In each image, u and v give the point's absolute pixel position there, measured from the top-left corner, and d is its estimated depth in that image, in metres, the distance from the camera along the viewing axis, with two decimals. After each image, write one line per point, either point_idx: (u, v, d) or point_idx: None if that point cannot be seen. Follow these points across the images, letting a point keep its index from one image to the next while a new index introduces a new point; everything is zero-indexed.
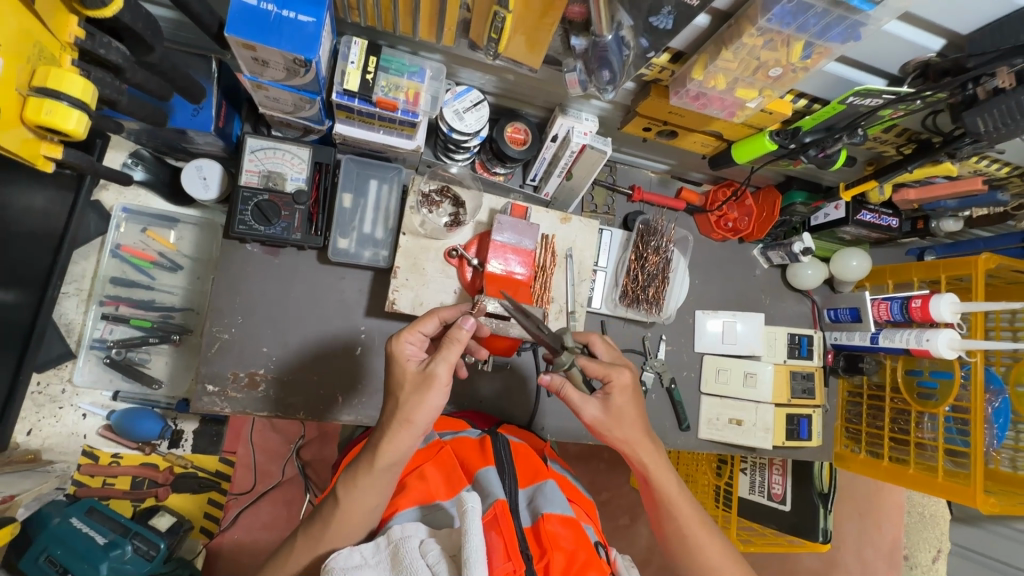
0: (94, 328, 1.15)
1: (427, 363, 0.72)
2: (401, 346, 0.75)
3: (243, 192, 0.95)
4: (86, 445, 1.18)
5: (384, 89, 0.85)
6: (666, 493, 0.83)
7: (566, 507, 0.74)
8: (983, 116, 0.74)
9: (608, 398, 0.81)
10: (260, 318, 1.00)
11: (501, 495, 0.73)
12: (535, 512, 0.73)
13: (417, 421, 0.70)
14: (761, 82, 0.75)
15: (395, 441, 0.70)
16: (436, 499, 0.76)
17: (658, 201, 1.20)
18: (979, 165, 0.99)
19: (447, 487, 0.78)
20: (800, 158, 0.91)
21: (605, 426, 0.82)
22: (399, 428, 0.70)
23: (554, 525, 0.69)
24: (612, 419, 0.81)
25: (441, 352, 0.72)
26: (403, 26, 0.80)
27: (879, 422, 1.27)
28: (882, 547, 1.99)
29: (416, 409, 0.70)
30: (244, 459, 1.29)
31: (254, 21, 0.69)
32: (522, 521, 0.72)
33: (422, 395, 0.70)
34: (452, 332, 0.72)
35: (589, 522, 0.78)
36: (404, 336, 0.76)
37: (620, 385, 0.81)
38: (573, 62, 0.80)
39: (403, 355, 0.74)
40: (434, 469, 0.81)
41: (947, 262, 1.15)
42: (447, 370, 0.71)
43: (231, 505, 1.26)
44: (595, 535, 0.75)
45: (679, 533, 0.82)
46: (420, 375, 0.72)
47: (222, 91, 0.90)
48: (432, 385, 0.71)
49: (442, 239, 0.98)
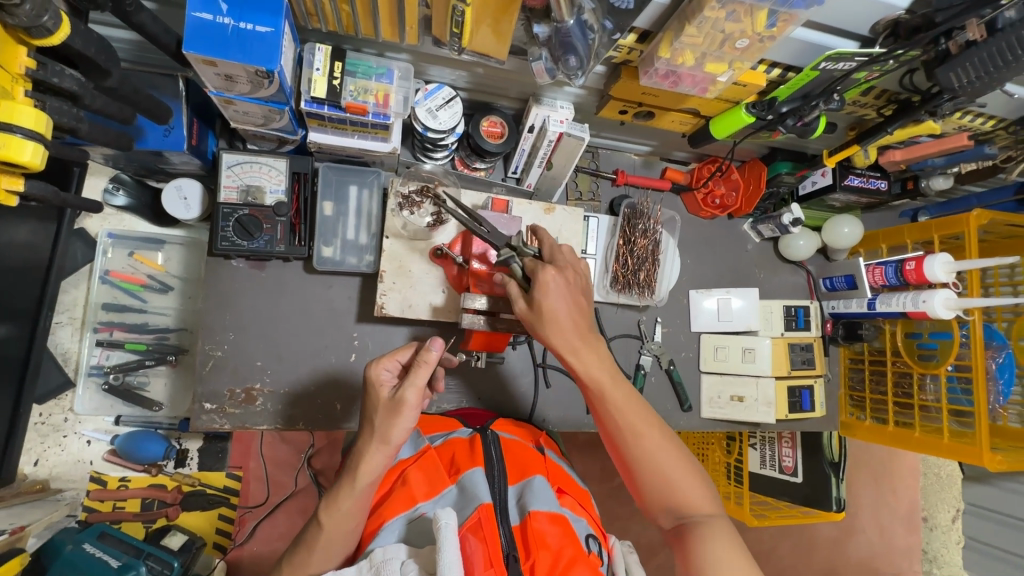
0: (89, 356, 1.15)
1: (398, 388, 0.72)
2: (378, 372, 0.75)
3: (223, 209, 0.95)
4: (93, 471, 1.19)
5: (353, 93, 0.84)
6: (625, 421, 0.81)
7: (554, 503, 0.74)
8: (957, 71, 0.73)
9: (534, 295, 0.78)
10: (252, 333, 1.00)
11: (486, 498, 0.73)
12: (523, 510, 0.73)
13: (393, 443, 0.72)
14: (730, 55, 0.74)
15: (372, 461, 0.71)
16: (417, 503, 0.76)
17: (643, 183, 1.20)
18: (963, 120, 0.97)
19: (427, 487, 0.77)
20: (780, 129, 0.89)
21: (534, 324, 0.79)
22: (377, 449, 0.71)
23: (541, 523, 0.69)
24: (538, 316, 0.78)
25: (409, 377, 0.71)
26: (365, 29, 0.80)
27: (881, 388, 1.27)
28: (899, 512, 2.00)
29: (390, 431, 0.72)
30: (256, 471, 1.30)
31: (211, 37, 0.68)
32: (510, 519, 0.72)
33: (395, 419, 0.71)
34: (421, 355, 0.72)
35: (582, 514, 0.78)
36: (382, 362, 0.76)
37: (546, 283, 0.78)
38: (538, 50, 0.79)
39: (378, 383, 0.75)
40: (418, 472, 0.80)
41: (940, 223, 1.13)
42: (416, 395, 0.71)
43: (246, 518, 1.28)
44: (586, 527, 0.76)
45: (639, 461, 0.80)
46: (392, 401, 0.72)
47: (193, 109, 0.89)
48: (403, 410, 0.71)
49: (427, 240, 0.98)
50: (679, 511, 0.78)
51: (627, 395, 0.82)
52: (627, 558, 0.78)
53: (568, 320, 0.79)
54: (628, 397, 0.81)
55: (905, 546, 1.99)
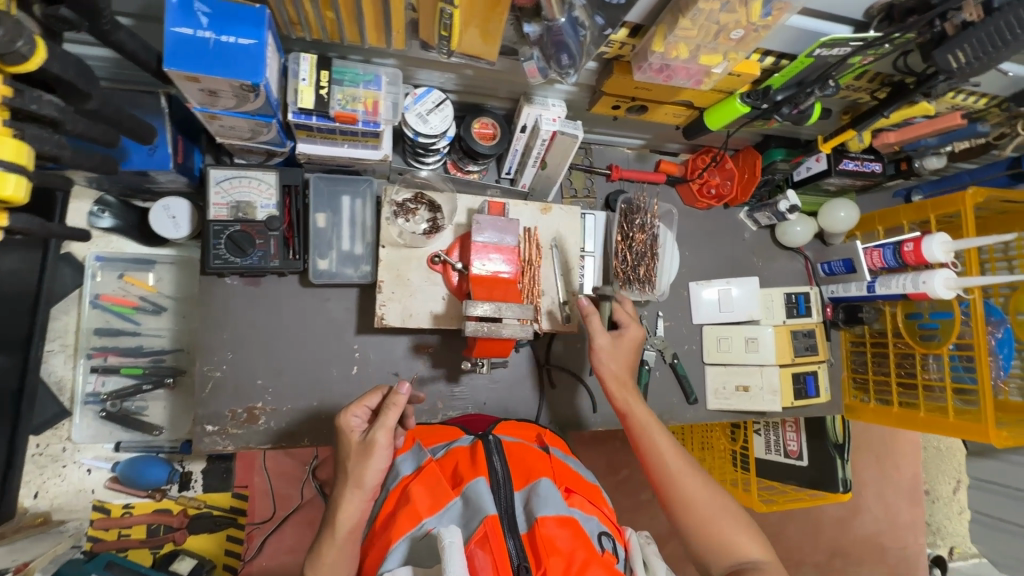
0: (85, 383, 1.13)
1: (368, 432, 0.79)
2: (347, 420, 0.81)
3: (213, 226, 0.93)
4: (96, 500, 1.17)
5: (341, 102, 0.82)
6: (668, 459, 0.88)
7: (562, 506, 0.73)
8: (954, 53, 0.72)
9: (618, 336, 0.98)
10: (251, 351, 0.98)
11: (491, 510, 0.72)
12: (530, 517, 0.73)
13: (367, 485, 0.77)
14: (724, 46, 0.72)
15: (349, 506, 0.77)
16: (423, 519, 0.73)
17: (638, 177, 1.19)
18: (957, 99, 0.97)
19: (430, 502, 0.75)
20: (775, 117, 0.90)
21: (598, 353, 0.97)
22: (353, 493, 0.77)
23: (550, 528, 0.69)
24: (615, 351, 0.97)
25: (378, 420, 0.79)
26: (350, 35, 0.78)
27: (884, 369, 1.27)
28: (903, 487, 2.02)
29: (363, 474, 0.77)
30: (261, 486, 1.28)
31: (194, 52, 0.66)
32: (518, 529, 0.72)
33: (367, 461, 0.78)
34: (390, 398, 0.80)
35: (593, 512, 0.78)
36: (350, 409, 0.82)
37: (632, 332, 1.00)
38: (529, 50, 0.77)
39: (348, 429, 0.81)
40: (420, 487, 0.77)
41: (936, 202, 1.13)
42: (386, 436, 0.78)
43: (255, 534, 1.26)
44: (598, 525, 0.76)
45: (687, 503, 0.83)
46: (363, 444, 0.79)
47: (177, 126, 0.87)
48: (374, 451, 0.78)
49: (423, 247, 0.96)
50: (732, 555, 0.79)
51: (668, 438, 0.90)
52: (645, 550, 0.78)
53: (622, 371, 0.97)
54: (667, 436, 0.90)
55: (910, 520, 2.01)
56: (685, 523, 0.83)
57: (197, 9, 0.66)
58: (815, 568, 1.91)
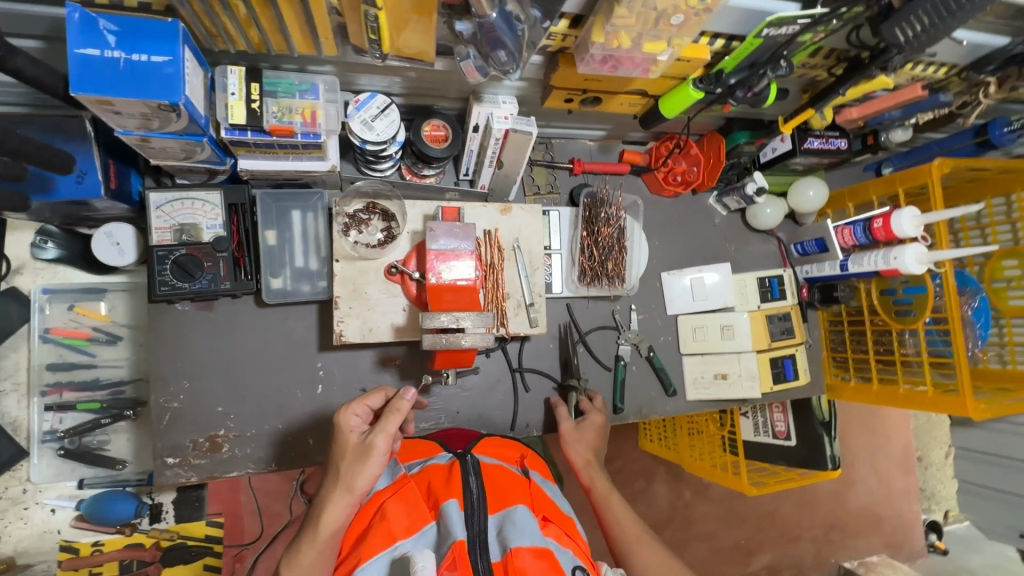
0: (41, 421, 1.10)
1: (368, 434, 0.74)
2: (347, 418, 0.77)
3: (157, 252, 0.89)
4: (62, 540, 1.13)
5: (277, 115, 0.78)
6: (628, 529, 0.89)
7: (537, 535, 0.68)
8: (901, 26, 0.70)
9: (581, 424, 1.02)
10: (208, 378, 0.95)
11: (460, 535, 0.67)
12: (503, 544, 0.67)
13: (357, 490, 0.72)
14: (666, 32, 0.69)
15: (335, 509, 0.71)
16: (397, 541, 0.68)
17: (601, 169, 1.16)
18: (915, 70, 0.94)
19: (407, 523, 0.70)
20: (730, 101, 0.86)
21: (566, 440, 1.00)
22: (340, 496, 0.71)
23: (524, 560, 0.64)
24: (574, 435, 1.00)
25: (380, 424, 0.73)
26: (277, 45, 0.74)
27: (863, 346, 1.26)
28: (895, 456, 2.03)
29: (356, 478, 0.72)
30: (248, 506, 1.27)
31: (103, 75, 0.62)
32: (490, 556, 0.67)
33: (362, 465, 0.72)
34: (394, 403, 0.76)
35: (568, 544, 0.73)
36: (351, 407, 0.78)
37: (593, 420, 1.02)
38: (464, 49, 0.74)
39: (347, 428, 0.76)
40: (397, 504, 0.72)
41: (902, 175, 1.11)
42: (385, 442, 0.73)
43: (246, 554, 1.25)
44: (572, 559, 0.71)
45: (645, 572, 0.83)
46: (360, 446, 0.74)
47: (106, 149, 0.83)
48: (370, 456, 0.72)
49: (378, 258, 0.92)
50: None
51: (624, 507, 0.92)
52: None
53: (592, 453, 0.99)
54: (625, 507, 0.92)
55: (903, 488, 2.02)
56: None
57: (102, 27, 0.61)
58: (813, 543, 1.92)
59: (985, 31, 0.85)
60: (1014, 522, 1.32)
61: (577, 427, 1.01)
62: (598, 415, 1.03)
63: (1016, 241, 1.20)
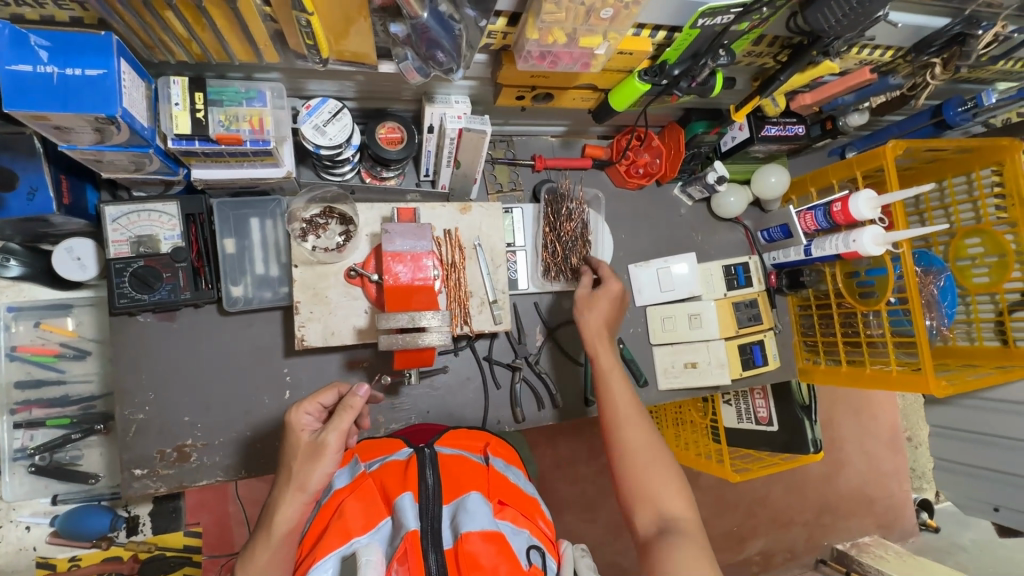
0: (11, 439, 1.10)
1: (320, 432, 0.74)
2: (299, 416, 0.77)
3: (115, 265, 0.89)
4: (39, 556, 1.14)
5: (223, 124, 0.78)
6: (620, 406, 0.89)
7: (489, 519, 0.69)
8: (825, 12, 0.72)
9: (595, 293, 1.01)
10: (173, 388, 0.95)
11: (413, 526, 0.69)
12: (455, 531, 0.69)
13: (310, 489, 0.72)
14: (600, 26, 0.70)
15: (287, 508, 0.71)
16: (353, 537, 0.69)
17: (563, 164, 1.17)
18: (862, 54, 0.95)
19: (364, 520, 0.71)
20: (676, 92, 0.87)
21: (580, 308, 1.00)
22: (293, 496, 0.72)
23: (473, 544, 0.66)
24: (585, 303, 1.00)
25: (332, 421, 0.73)
26: (218, 55, 0.74)
27: (830, 330, 1.27)
28: (882, 436, 2.04)
29: (308, 477, 0.72)
30: (237, 515, 1.27)
31: (38, 91, 0.63)
32: (442, 544, 0.68)
33: (314, 464, 0.72)
34: (346, 400, 0.74)
35: (524, 525, 0.74)
36: (303, 406, 0.78)
37: (609, 287, 1.01)
38: (403, 50, 0.74)
39: (298, 427, 0.76)
40: (354, 502, 0.73)
41: (860, 158, 1.13)
42: (338, 439, 0.72)
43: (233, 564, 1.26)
44: (528, 539, 0.72)
45: (625, 450, 0.85)
46: (313, 445, 0.73)
47: (58, 166, 0.83)
48: (322, 454, 0.72)
49: (339, 261, 0.93)
50: (659, 510, 0.79)
51: (626, 388, 0.91)
52: (578, 562, 0.76)
53: (603, 326, 0.98)
54: (624, 385, 0.91)
55: (891, 468, 2.04)
56: (621, 470, 0.84)
57: (33, 43, 0.62)
58: (805, 527, 1.94)
59: (923, 14, 0.87)
60: (988, 496, 1.34)
61: (590, 294, 1.01)
62: (615, 279, 1.02)
63: (977, 218, 1.20)
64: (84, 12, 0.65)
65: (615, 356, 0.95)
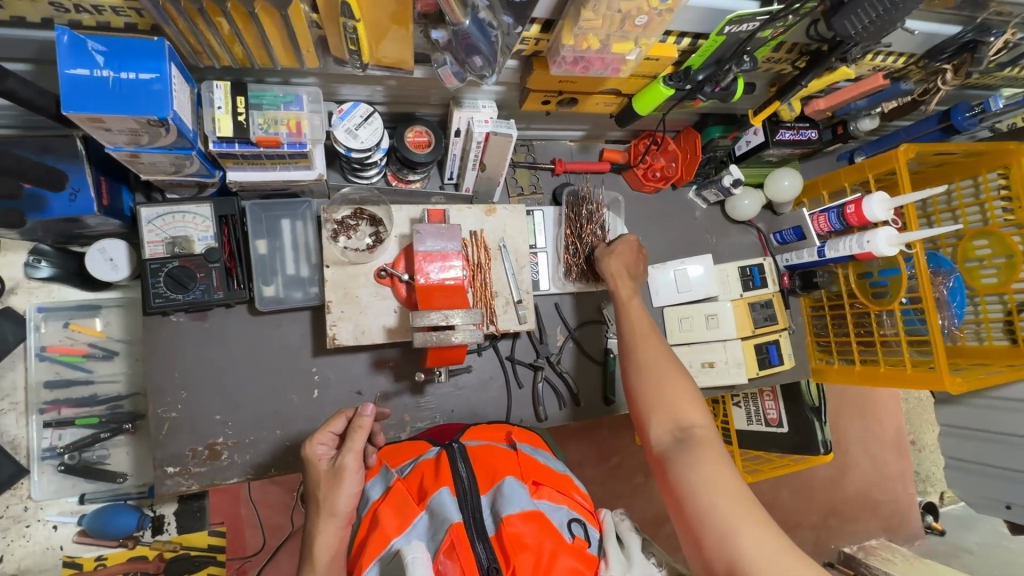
0: (40, 438, 1.13)
1: (337, 457, 0.76)
2: (314, 448, 0.78)
3: (150, 265, 0.91)
4: (65, 556, 1.16)
5: (263, 127, 0.81)
6: (637, 327, 0.92)
7: (527, 500, 0.71)
8: (851, 19, 0.75)
9: (614, 245, 1.07)
10: (204, 387, 0.97)
11: (456, 518, 0.70)
12: (496, 517, 0.71)
13: (340, 512, 0.73)
14: (633, 33, 0.73)
15: (325, 537, 0.72)
16: (392, 540, 0.68)
17: (581, 168, 1.20)
18: (875, 61, 0.98)
19: (398, 521, 0.71)
20: (699, 97, 0.90)
21: (601, 257, 1.06)
22: (326, 523, 0.73)
23: (515, 525, 0.68)
24: (606, 251, 1.06)
25: (345, 444, 0.75)
26: (261, 59, 0.76)
27: (844, 330, 1.29)
28: (888, 438, 2.06)
29: (336, 501, 0.73)
30: (250, 518, 1.29)
31: (95, 94, 0.65)
32: (486, 532, 0.70)
33: (338, 488, 0.74)
34: (355, 421, 0.77)
35: (562, 501, 0.76)
36: (317, 437, 0.79)
37: (628, 240, 1.07)
38: (441, 55, 0.77)
39: (316, 457, 0.78)
40: (388, 508, 0.72)
41: (872, 162, 1.16)
42: (356, 459, 0.75)
43: (249, 566, 1.27)
44: (568, 514, 0.75)
45: (643, 368, 0.86)
46: (333, 470, 0.75)
47: (98, 168, 0.86)
48: (345, 477, 0.74)
49: (369, 261, 0.95)
50: (677, 421, 0.79)
51: (644, 316, 0.94)
52: (620, 527, 0.78)
53: (624, 267, 1.03)
54: (641, 312, 0.95)
55: (898, 470, 2.06)
56: (639, 385, 0.85)
57: (91, 49, 0.64)
58: (813, 530, 1.95)
59: (935, 22, 0.90)
60: (1000, 494, 1.36)
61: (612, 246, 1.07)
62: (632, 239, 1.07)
63: (984, 221, 1.23)
64: (139, 18, 0.67)
65: (635, 289, 1.00)
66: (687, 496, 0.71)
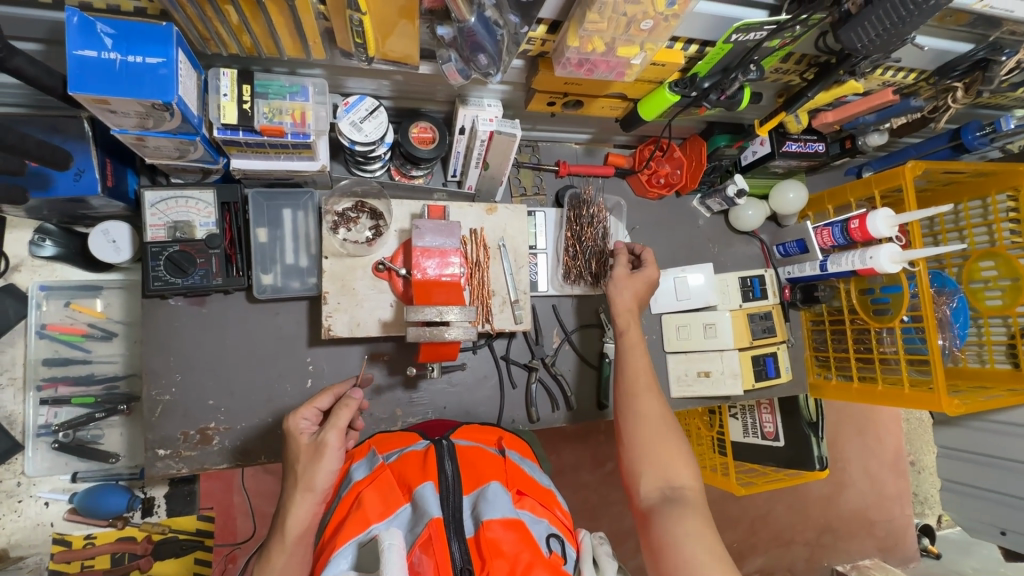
0: (36, 415, 1.14)
1: (320, 433, 0.76)
2: (296, 422, 0.79)
3: (151, 248, 0.91)
4: (55, 532, 1.17)
5: (267, 116, 0.82)
6: (638, 377, 0.90)
7: (509, 508, 0.71)
8: (860, 30, 0.75)
9: (636, 269, 1.05)
10: (199, 372, 0.97)
11: (436, 513, 0.70)
12: (477, 520, 0.70)
13: (318, 488, 0.72)
14: (638, 37, 0.73)
15: (299, 510, 0.71)
16: (372, 525, 0.68)
17: (585, 171, 1.19)
18: (886, 76, 0.97)
19: (382, 508, 0.71)
20: (704, 104, 0.89)
21: (618, 283, 1.02)
22: (302, 497, 0.72)
23: (495, 531, 0.67)
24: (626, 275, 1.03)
25: (330, 420, 0.75)
26: (268, 49, 0.77)
27: (842, 346, 1.28)
28: (886, 458, 2.04)
29: (314, 476, 0.72)
30: (242, 506, 1.29)
31: (102, 75, 0.66)
32: (464, 532, 0.70)
33: (318, 463, 0.73)
34: (344, 400, 0.79)
35: (542, 515, 0.76)
36: (300, 412, 0.80)
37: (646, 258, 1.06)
38: (446, 52, 0.77)
39: (297, 431, 0.78)
40: (372, 492, 0.72)
41: (879, 178, 1.14)
42: (338, 435, 0.74)
43: (239, 554, 1.27)
44: (547, 528, 0.74)
45: (639, 421, 0.85)
46: (314, 445, 0.75)
47: (104, 149, 0.86)
48: (325, 452, 0.74)
49: (367, 254, 0.95)
50: (667, 479, 0.79)
51: (646, 362, 0.92)
52: (597, 551, 0.77)
53: (634, 302, 1.00)
54: (644, 357, 0.93)
55: (896, 491, 2.04)
56: (634, 437, 0.84)
57: (100, 30, 0.65)
58: (806, 546, 1.93)
59: (946, 39, 0.90)
60: (996, 519, 1.34)
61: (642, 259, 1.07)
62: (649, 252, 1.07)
63: (990, 241, 1.22)
64: (149, 3, 0.68)
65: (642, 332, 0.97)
66: (671, 556, 0.71)
